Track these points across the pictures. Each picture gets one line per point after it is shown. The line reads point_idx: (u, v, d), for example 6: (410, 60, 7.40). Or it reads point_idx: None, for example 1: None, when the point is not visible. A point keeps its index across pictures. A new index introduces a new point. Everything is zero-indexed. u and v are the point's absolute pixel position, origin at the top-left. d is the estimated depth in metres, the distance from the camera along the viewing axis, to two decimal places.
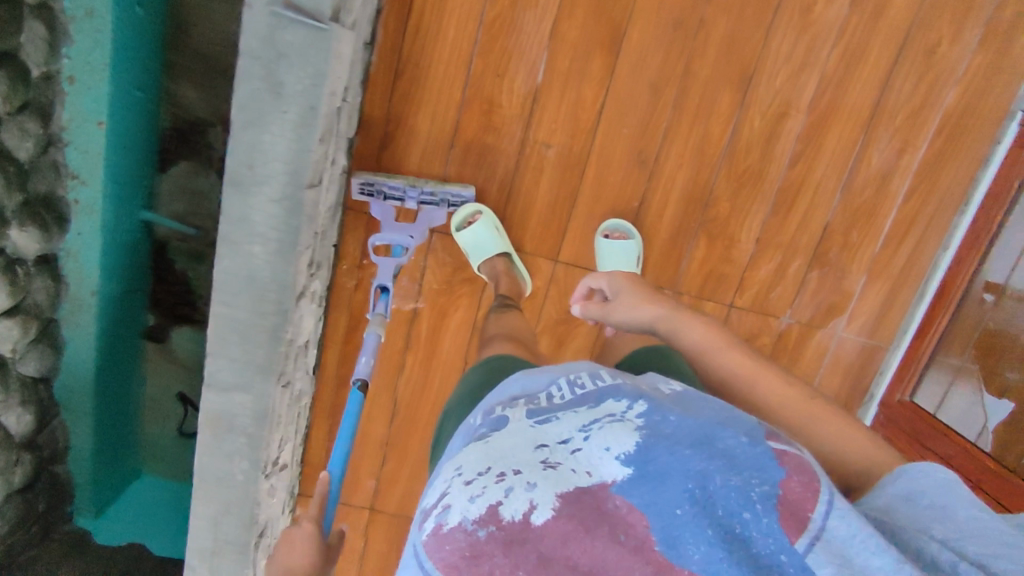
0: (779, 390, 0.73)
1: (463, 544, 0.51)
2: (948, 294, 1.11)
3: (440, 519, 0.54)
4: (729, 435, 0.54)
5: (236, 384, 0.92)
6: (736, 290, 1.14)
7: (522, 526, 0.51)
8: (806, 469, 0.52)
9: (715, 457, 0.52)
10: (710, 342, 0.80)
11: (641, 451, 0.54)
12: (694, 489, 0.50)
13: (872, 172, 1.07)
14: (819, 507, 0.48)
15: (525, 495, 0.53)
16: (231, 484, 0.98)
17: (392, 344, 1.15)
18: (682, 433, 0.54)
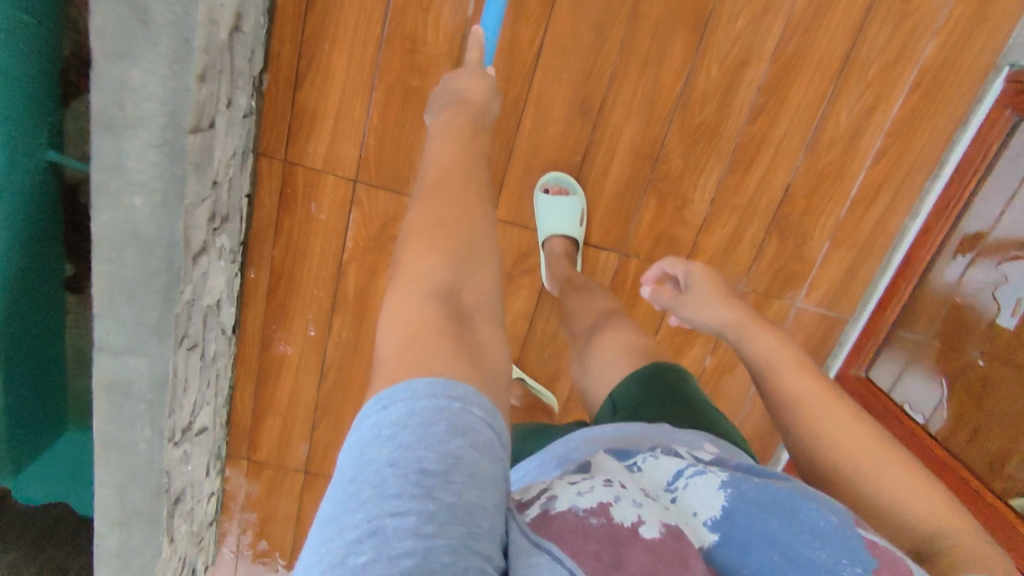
0: (856, 429, 0.64)
1: (572, 523, 0.38)
2: (913, 264, 1.04)
3: (544, 505, 0.41)
4: (815, 510, 0.46)
5: (129, 347, 0.85)
6: (688, 256, 1.08)
7: (629, 534, 0.38)
8: (895, 557, 0.43)
9: (802, 528, 0.44)
10: (783, 360, 0.71)
11: (729, 508, 0.45)
12: (778, 559, 0.42)
13: (841, 128, 1.01)
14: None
15: (633, 507, 0.40)
16: (133, 452, 0.91)
17: (320, 304, 1.07)
18: (766, 499, 0.46)
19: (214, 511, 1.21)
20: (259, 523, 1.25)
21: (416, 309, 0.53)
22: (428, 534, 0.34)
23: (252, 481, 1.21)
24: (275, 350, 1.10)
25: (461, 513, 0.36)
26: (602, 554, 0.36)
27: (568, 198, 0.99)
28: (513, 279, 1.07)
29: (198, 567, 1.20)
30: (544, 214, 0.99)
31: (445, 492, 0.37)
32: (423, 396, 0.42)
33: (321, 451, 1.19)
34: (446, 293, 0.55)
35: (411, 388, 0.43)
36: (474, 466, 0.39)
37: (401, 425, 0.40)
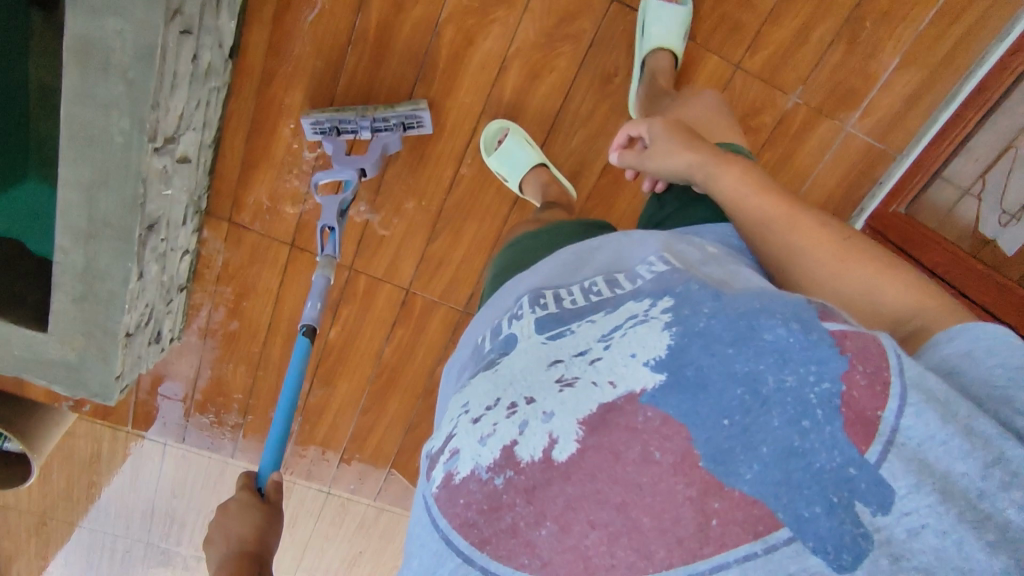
0: (817, 238, 0.58)
1: (481, 497, 0.42)
2: (986, 89, 0.97)
3: (449, 468, 0.45)
4: (777, 323, 0.41)
5: (110, 5, 0.70)
6: (749, 46, 0.98)
7: (542, 466, 0.42)
8: (873, 354, 0.39)
9: (764, 354, 0.40)
10: (745, 187, 0.64)
11: (677, 350, 0.42)
12: (745, 397, 0.39)
13: None
14: (890, 405, 0.37)
15: (543, 426, 0.43)
16: (107, 150, 0.80)
17: (332, 39, 0.94)
18: (722, 329, 0.42)
19: (185, 274, 1.10)
20: (234, 299, 1.16)
21: None
22: None
23: (230, 249, 1.11)
24: (274, 87, 0.97)
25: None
26: (519, 526, 0.40)
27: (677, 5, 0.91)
28: (553, 43, 0.95)
29: (164, 332, 1.10)
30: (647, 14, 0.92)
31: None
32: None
33: (312, 223, 1.09)
34: None
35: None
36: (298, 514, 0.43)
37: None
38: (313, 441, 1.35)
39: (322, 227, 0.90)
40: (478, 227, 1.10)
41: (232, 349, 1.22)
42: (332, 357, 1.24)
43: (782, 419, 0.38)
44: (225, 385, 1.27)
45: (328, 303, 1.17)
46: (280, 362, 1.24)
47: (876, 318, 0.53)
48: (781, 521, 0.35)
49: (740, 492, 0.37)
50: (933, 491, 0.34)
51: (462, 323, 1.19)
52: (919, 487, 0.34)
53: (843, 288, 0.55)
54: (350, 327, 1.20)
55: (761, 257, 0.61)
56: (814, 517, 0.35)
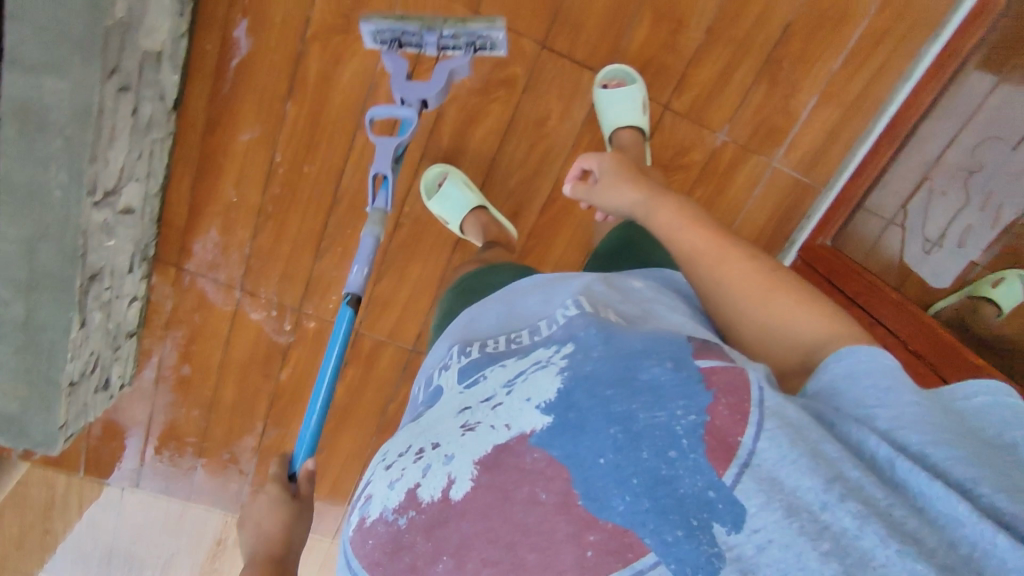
0: (741, 271, 0.60)
1: (386, 536, 0.49)
2: (897, 125, 1.05)
3: (364, 514, 0.53)
4: (655, 363, 0.48)
5: (46, 65, 0.72)
6: (674, 88, 1.03)
7: (441, 505, 0.49)
8: (738, 387, 0.45)
9: (638, 395, 0.46)
10: (675, 222, 0.66)
11: (563, 395, 0.49)
12: (618, 434, 0.45)
13: None
14: (748, 433, 0.42)
15: (443, 469, 0.50)
16: (46, 204, 0.80)
17: (274, 89, 0.97)
18: (603, 372, 0.48)
19: (134, 320, 1.10)
20: (185, 343, 1.17)
21: None
22: None
23: (180, 294, 1.12)
24: (218, 137, 1.00)
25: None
26: (417, 563, 0.48)
27: (630, 86, 0.98)
28: (488, 90, 0.99)
29: (113, 379, 1.10)
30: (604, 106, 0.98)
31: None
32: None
33: (260, 267, 1.11)
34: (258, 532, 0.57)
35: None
36: None
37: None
38: (270, 482, 1.35)
39: (374, 173, 0.86)
40: (424, 266, 1.13)
41: (185, 393, 1.22)
42: (285, 397, 1.24)
43: (651, 452, 0.43)
44: (179, 429, 1.27)
45: (280, 343, 1.18)
46: (234, 404, 1.24)
47: (793, 346, 0.55)
48: (648, 547, 0.40)
49: (614, 523, 0.42)
50: (780, 508, 0.38)
51: (413, 359, 1.21)
52: (768, 505, 0.39)
53: (767, 319, 0.57)
54: (303, 366, 1.21)
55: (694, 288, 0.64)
56: (676, 542, 0.40)
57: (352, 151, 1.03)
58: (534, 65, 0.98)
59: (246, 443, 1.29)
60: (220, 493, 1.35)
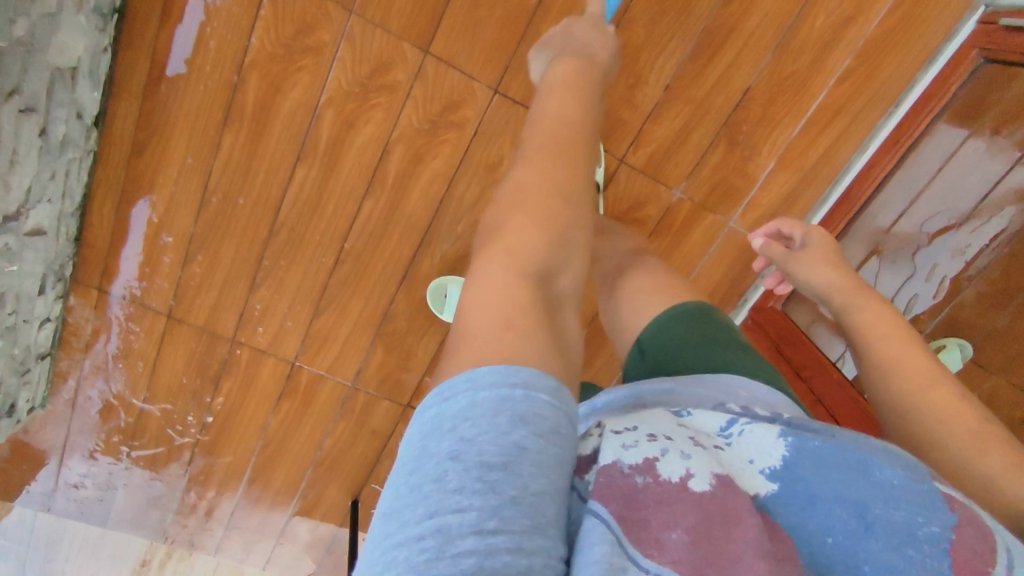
0: (957, 406, 0.57)
1: (620, 484, 0.38)
2: (852, 197, 1.04)
3: (588, 464, 0.40)
4: (890, 467, 0.41)
5: None
6: (630, 144, 1.00)
7: (679, 490, 0.38)
8: (982, 525, 0.39)
9: (875, 487, 0.40)
10: (879, 326, 0.66)
11: (790, 461, 0.42)
12: (850, 519, 0.38)
13: (813, 38, 0.96)
14: (999, 566, 0.36)
15: (684, 459, 0.39)
16: None
17: (208, 115, 0.92)
18: (840, 452, 0.42)
19: (46, 341, 1.03)
20: (106, 366, 1.11)
21: (507, 293, 0.46)
22: (492, 532, 0.32)
23: (101, 317, 1.06)
24: (145, 159, 0.94)
25: (525, 509, 0.34)
26: (654, 527, 0.36)
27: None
28: (437, 130, 0.96)
29: (20, 403, 1.04)
30: None
31: (507, 485, 0.34)
32: (497, 369, 0.39)
33: (190, 294, 1.05)
34: (540, 278, 0.49)
35: (473, 375, 0.38)
36: (543, 451, 0.36)
37: (490, 405, 0.37)
38: (196, 511, 1.29)
39: None
40: (365, 305, 1.07)
41: (104, 416, 1.16)
42: (213, 427, 1.18)
43: (885, 544, 0.37)
44: (97, 453, 1.20)
45: (209, 373, 1.12)
46: (159, 430, 1.18)
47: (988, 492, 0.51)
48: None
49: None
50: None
51: (351, 398, 1.15)
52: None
53: (955, 443, 0.55)
54: (234, 397, 1.15)
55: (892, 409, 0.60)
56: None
57: (291, 183, 0.97)
58: (486, 112, 0.96)
59: (171, 471, 1.23)
60: (141, 519, 1.29)
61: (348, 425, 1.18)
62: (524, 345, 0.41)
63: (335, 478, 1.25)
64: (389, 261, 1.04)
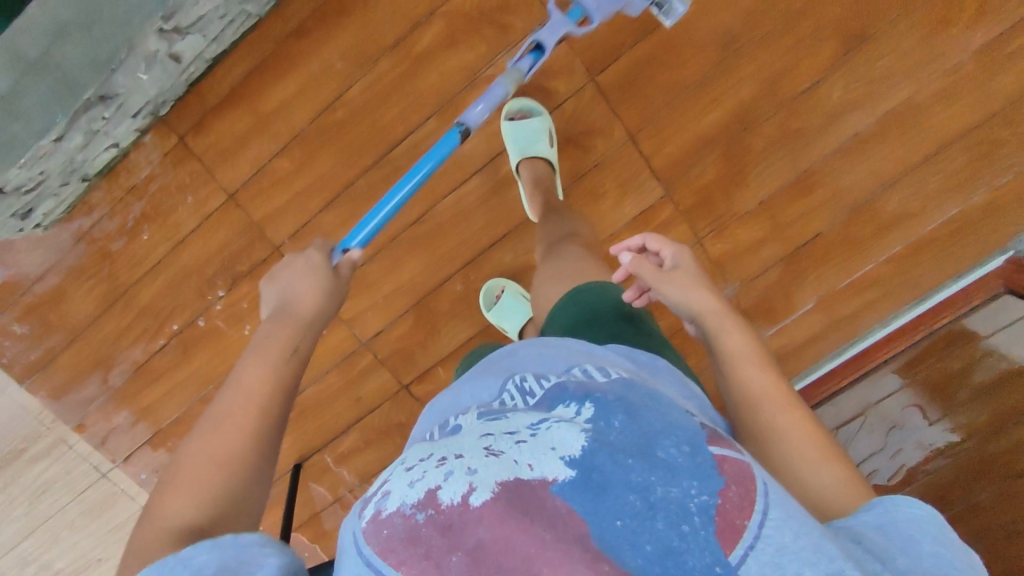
0: (806, 430, 0.54)
1: (400, 528, 0.41)
2: (866, 358, 1.13)
3: (377, 507, 0.44)
4: (674, 445, 0.45)
5: None
6: (712, 233, 1.07)
7: (460, 510, 0.42)
8: (747, 478, 0.43)
9: (657, 467, 0.43)
10: (749, 355, 0.60)
11: (587, 451, 0.44)
12: (637, 502, 0.41)
13: (885, 215, 1.07)
14: (755, 516, 0.40)
15: (466, 477, 0.43)
16: None
17: (382, 37, 0.95)
18: (627, 437, 0.45)
19: (98, 165, 1.00)
20: (137, 217, 1.05)
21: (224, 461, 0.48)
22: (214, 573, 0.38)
23: (163, 166, 1.02)
24: (295, 46, 0.96)
25: None
26: (434, 554, 0.40)
27: (531, 120, 0.97)
28: (566, 146, 1.02)
29: (37, 211, 1.00)
30: (512, 142, 0.97)
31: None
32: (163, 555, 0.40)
33: (261, 185, 1.02)
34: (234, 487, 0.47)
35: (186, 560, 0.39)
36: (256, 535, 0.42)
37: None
38: (131, 406, 1.17)
39: None
40: (422, 270, 1.08)
41: (101, 266, 1.08)
42: (202, 327, 1.11)
43: (665, 522, 0.40)
44: (70, 300, 1.11)
45: (232, 270, 1.07)
46: (147, 305, 1.10)
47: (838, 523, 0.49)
48: None
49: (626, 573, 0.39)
50: None
51: (356, 355, 1.12)
52: None
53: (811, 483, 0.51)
54: (242, 305, 1.09)
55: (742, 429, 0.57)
56: None
57: (419, 129, 0.99)
58: (614, 150, 1.01)
59: (132, 353, 1.14)
60: (68, 389, 1.17)
61: (339, 380, 1.14)
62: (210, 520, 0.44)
63: (295, 430, 1.17)
64: (465, 239, 1.06)
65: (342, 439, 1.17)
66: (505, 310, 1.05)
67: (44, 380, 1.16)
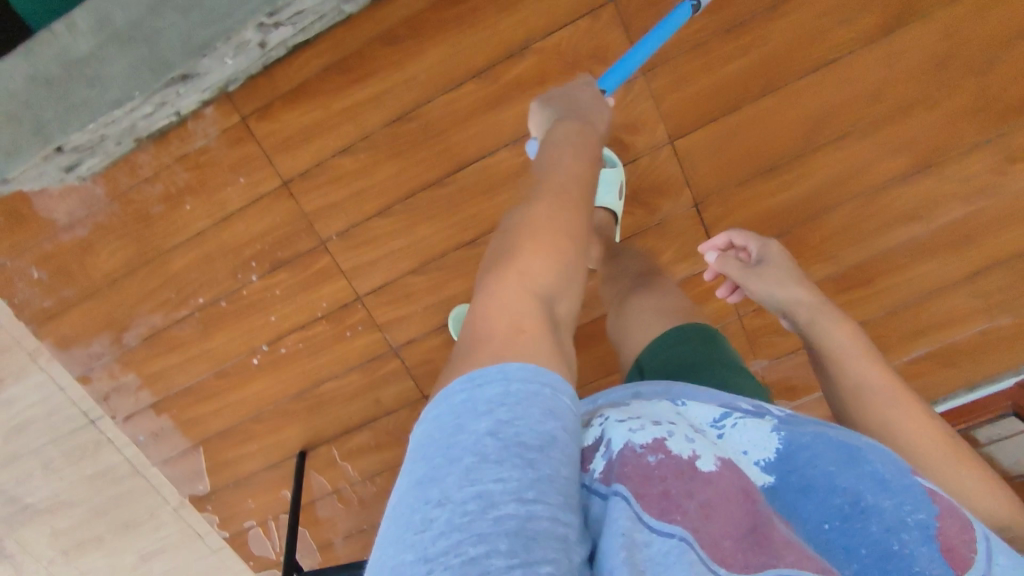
0: (928, 426, 0.62)
1: (632, 469, 0.41)
2: None
3: (601, 453, 0.43)
4: (881, 461, 0.46)
5: None
6: (753, 308, 1.09)
7: (689, 469, 0.41)
8: (960, 510, 0.44)
9: (868, 479, 0.44)
10: (853, 346, 0.69)
11: (787, 454, 0.46)
12: (846, 507, 0.43)
13: (917, 320, 1.09)
14: (980, 551, 0.41)
15: (689, 443, 0.43)
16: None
17: (471, 60, 0.93)
18: (829, 447, 0.46)
19: (150, 128, 0.96)
20: (181, 186, 1.01)
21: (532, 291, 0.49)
22: (530, 499, 0.36)
23: (220, 142, 0.98)
24: (381, 51, 0.93)
25: (530, 534, 0.34)
26: (672, 494, 0.39)
27: (607, 170, 0.95)
28: (631, 200, 1.02)
29: (81, 165, 0.97)
30: None
31: (546, 466, 0.38)
32: (532, 367, 0.42)
33: (318, 179, 1.00)
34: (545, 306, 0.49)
35: (505, 366, 0.41)
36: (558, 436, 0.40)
37: (500, 402, 0.40)
38: (139, 370, 1.15)
39: None
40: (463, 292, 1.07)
41: (135, 229, 1.05)
42: (228, 307, 1.09)
43: (881, 528, 0.41)
44: (95, 256, 1.07)
45: (273, 256, 1.05)
46: (175, 275, 1.08)
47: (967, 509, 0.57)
48: None
49: None
50: None
51: (382, 359, 1.12)
52: None
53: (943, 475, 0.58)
54: (275, 291, 1.07)
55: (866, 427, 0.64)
56: None
57: (489, 157, 0.98)
58: (677, 213, 1.02)
59: (150, 318, 1.11)
60: (73, 343, 1.13)
61: (359, 380, 1.14)
62: (537, 348, 0.45)
63: (305, 419, 1.17)
64: None
65: (350, 435, 1.18)
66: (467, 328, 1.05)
67: (53, 330, 1.13)
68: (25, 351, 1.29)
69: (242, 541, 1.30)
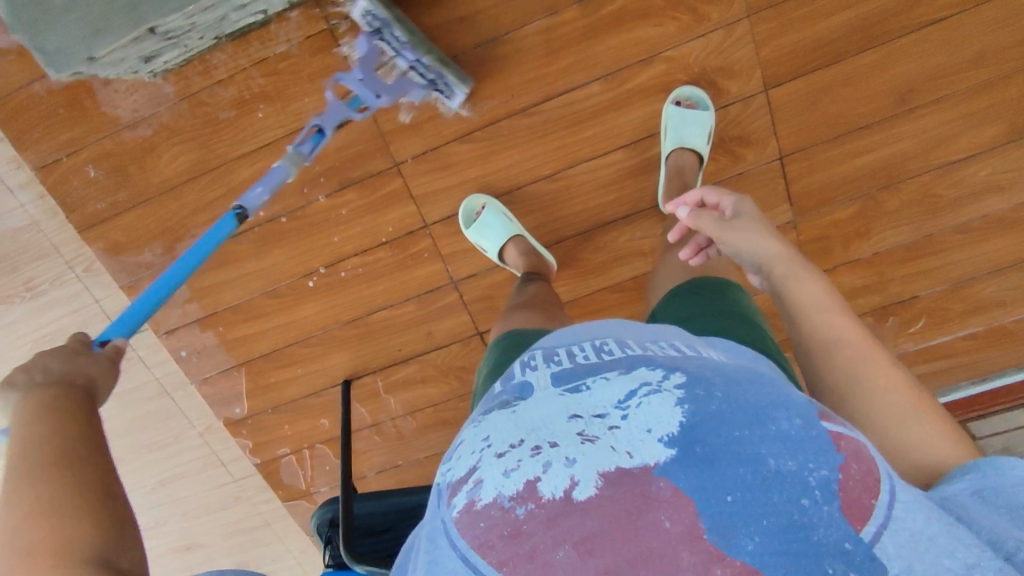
0: (887, 380, 0.58)
1: (502, 522, 0.41)
2: None
3: (470, 496, 0.44)
4: (784, 416, 0.44)
5: None
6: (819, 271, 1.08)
7: (563, 503, 0.41)
8: (866, 455, 0.42)
9: (769, 440, 0.42)
10: (821, 301, 0.64)
11: (688, 427, 0.43)
12: (748, 475, 0.40)
13: (981, 297, 1.09)
14: (882, 496, 0.40)
15: (567, 469, 0.42)
16: None
17: None
18: (732, 413, 0.44)
19: (234, 27, 0.92)
20: (255, 92, 0.98)
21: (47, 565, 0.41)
22: None
23: (302, 49, 0.95)
24: None
25: None
26: (539, 551, 0.39)
27: (701, 111, 0.93)
28: (717, 148, 1.01)
29: (160, 59, 0.93)
30: (670, 127, 0.94)
31: None
32: None
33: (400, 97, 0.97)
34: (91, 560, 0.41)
35: None
36: None
37: None
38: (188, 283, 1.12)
39: None
40: (531, 227, 1.06)
41: (201, 134, 1.01)
42: (288, 224, 1.07)
43: (782, 497, 0.39)
44: (156, 160, 1.03)
45: (343, 174, 1.03)
46: (238, 186, 1.04)
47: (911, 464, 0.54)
48: None
49: (742, 561, 0.37)
50: None
51: (441, 291, 1.10)
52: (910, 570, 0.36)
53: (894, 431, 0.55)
54: (340, 211, 1.05)
55: (824, 381, 0.61)
56: None
57: (578, 89, 0.96)
58: (759, 166, 1.01)
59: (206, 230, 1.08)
60: (123, 249, 1.09)
61: (414, 311, 1.12)
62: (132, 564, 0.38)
63: (356, 347, 1.16)
64: (585, 211, 1.04)
65: (400, 367, 1.17)
66: (482, 228, 1.01)
67: (100, 235, 1.08)
68: (64, 260, 1.27)
69: (273, 469, 1.27)
